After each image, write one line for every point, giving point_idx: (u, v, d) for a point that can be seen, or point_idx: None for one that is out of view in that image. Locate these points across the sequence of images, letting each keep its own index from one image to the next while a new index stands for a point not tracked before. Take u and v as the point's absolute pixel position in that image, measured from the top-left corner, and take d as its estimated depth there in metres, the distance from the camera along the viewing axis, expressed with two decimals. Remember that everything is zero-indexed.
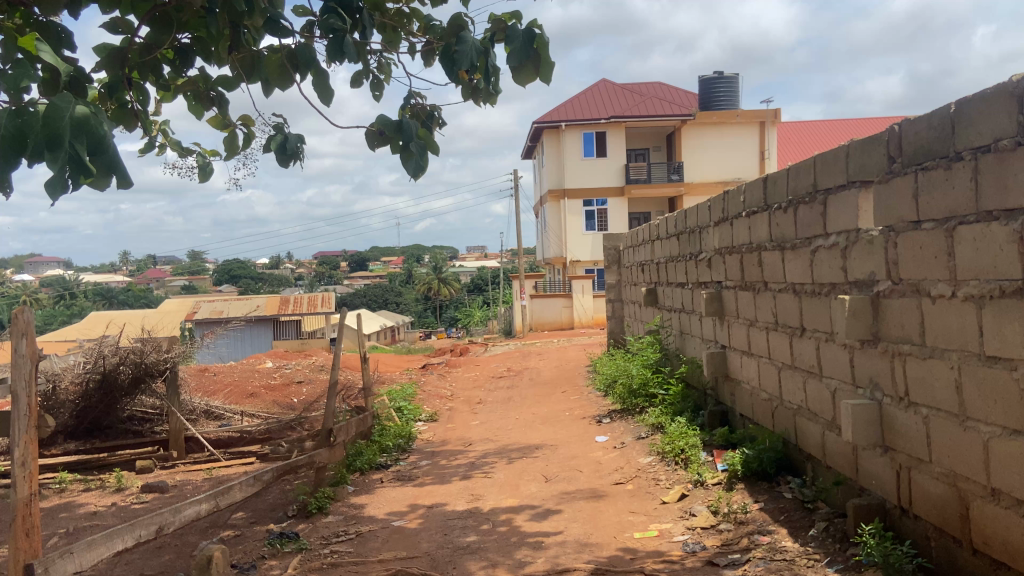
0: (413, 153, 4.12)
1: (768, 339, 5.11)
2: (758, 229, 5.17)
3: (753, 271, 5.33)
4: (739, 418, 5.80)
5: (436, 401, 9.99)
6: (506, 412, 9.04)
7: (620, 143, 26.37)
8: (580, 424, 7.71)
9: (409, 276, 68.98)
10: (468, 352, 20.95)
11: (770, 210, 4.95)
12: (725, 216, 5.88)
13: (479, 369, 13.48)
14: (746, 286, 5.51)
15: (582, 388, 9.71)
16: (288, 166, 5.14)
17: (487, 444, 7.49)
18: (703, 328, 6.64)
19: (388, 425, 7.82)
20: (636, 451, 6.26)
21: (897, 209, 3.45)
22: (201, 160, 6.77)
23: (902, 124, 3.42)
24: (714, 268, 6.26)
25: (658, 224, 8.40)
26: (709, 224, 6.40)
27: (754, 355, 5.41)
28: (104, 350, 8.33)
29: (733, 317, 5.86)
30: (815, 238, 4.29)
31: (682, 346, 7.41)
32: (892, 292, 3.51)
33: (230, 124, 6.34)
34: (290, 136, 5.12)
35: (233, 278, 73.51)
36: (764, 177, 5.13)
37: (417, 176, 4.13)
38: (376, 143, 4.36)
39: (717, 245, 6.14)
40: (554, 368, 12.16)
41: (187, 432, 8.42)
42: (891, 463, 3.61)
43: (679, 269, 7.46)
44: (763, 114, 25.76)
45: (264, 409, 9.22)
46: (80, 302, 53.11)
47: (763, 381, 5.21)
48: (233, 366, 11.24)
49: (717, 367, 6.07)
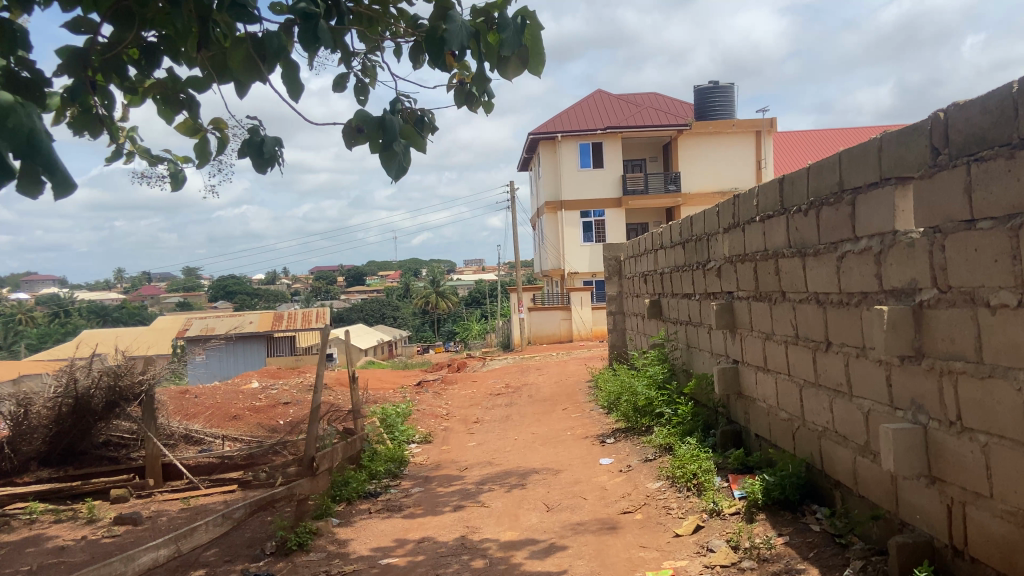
0: (395, 153, 3.72)
1: (786, 354, 4.68)
2: (774, 235, 4.75)
3: (768, 280, 4.92)
4: (754, 439, 5.36)
5: (431, 421, 9.53)
6: (504, 433, 8.58)
7: (616, 154, 26.01)
8: (582, 445, 7.27)
9: (406, 290, 68.58)
10: (466, 367, 20.48)
11: (788, 213, 4.54)
12: (736, 222, 5.47)
13: (476, 386, 13.02)
14: (761, 297, 5.08)
15: (583, 405, 9.27)
16: (266, 172, 4.69)
17: (484, 468, 7.04)
18: (713, 342, 6.21)
19: (379, 448, 7.38)
20: (645, 475, 5.80)
21: (944, 206, 3.04)
22: (173, 167, 6.38)
23: (948, 109, 3.02)
24: (724, 277, 5.84)
25: (661, 232, 7.98)
26: (717, 231, 5.98)
27: (770, 372, 4.99)
28: (77, 373, 7.96)
29: (746, 330, 5.44)
30: (841, 242, 3.88)
31: (689, 361, 6.99)
32: (939, 302, 3.10)
33: (200, 129, 5.99)
34: (267, 139, 4.70)
35: (231, 294, 73.11)
36: (779, 177, 4.72)
37: (398, 177, 3.74)
38: (354, 142, 3.97)
39: (727, 253, 5.73)
40: (554, 383, 11.70)
41: (165, 458, 8.02)
42: (940, 496, 3.20)
43: (685, 279, 7.03)
44: (759, 124, 25.47)
45: (247, 433, 8.79)
46: (73, 321, 52.60)
47: (782, 400, 4.78)
48: (218, 387, 10.80)
49: (729, 384, 5.64)
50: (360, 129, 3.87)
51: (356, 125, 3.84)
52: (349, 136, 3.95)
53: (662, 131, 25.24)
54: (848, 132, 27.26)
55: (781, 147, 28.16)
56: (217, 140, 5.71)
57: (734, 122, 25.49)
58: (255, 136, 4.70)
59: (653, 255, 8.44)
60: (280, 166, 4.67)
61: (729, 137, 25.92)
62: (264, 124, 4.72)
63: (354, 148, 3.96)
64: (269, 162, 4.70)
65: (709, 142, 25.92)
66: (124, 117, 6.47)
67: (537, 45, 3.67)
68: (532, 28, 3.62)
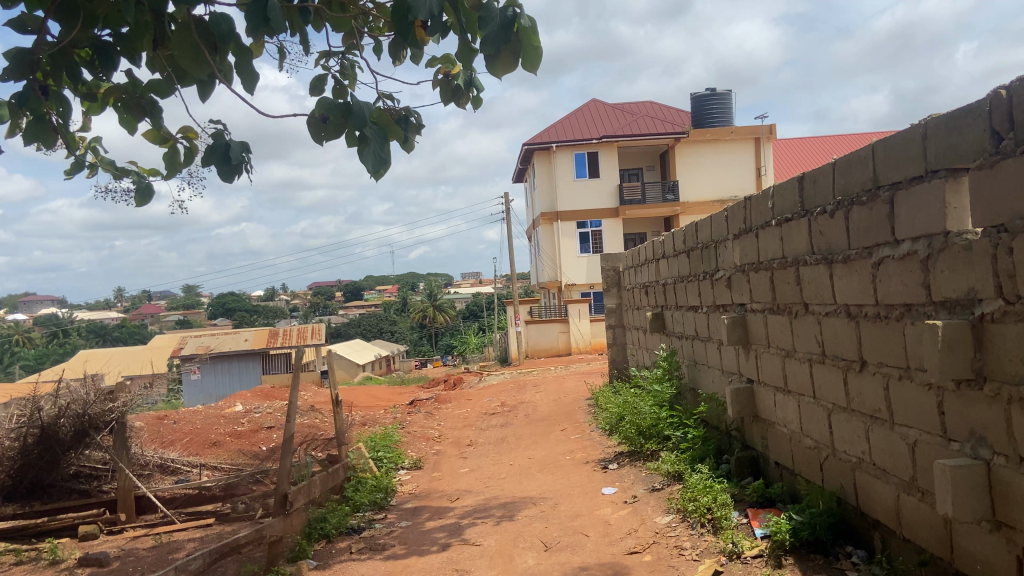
0: (370, 142, 3.25)
1: (811, 373, 4.18)
2: (793, 241, 4.26)
3: (787, 290, 4.42)
4: (773, 468, 4.85)
5: (423, 445, 8.97)
6: (499, 457, 8.05)
7: (613, 163, 25.55)
8: (583, 471, 6.74)
9: (403, 305, 67.97)
10: (464, 383, 19.86)
11: (810, 215, 4.04)
12: (748, 226, 4.97)
13: (471, 405, 12.43)
14: (779, 309, 4.59)
15: (584, 426, 8.73)
16: (233, 179, 4.26)
17: (476, 497, 6.51)
18: (723, 358, 5.71)
19: (365, 477, 6.86)
20: (652, 508, 5.28)
21: (1011, 200, 2.54)
22: (141, 181, 5.57)
23: (1012, 85, 2.52)
24: (735, 288, 5.35)
25: (663, 241, 7.50)
26: (727, 237, 5.48)
27: (792, 393, 4.49)
28: (41, 401, 7.35)
29: (761, 346, 4.94)
30: (877, 246, 3.38)
31: (697, 379, 6.49)
32: (1004, 315, 2.59)
33: (168, 136, 5.23)
34: (231, 143, 4.25)
35: (228, 311, 72.42)
36: (798, 176, 4.23)
37: (376, 170, 3.25)
38: (325, 135, 3.43)
39: (738, 261, 5.23)
40: (552, 401, 11.15)
41: (138, 491, 7.43)
42: (1007, 545, 2.69)
43: (691, 290, 6.53)
44: (757, 131, 25.20)
45: (227, 460, 8.24)
46: (70, 341, 51.98)
47: (807, 425, 4.29)
48: (199, 411, 10.21)
49: (744, 406, 5.14)
50: (324, 117, 3.37)
51: (319, 113, 3.34)
52: (316, 129, 3.43)
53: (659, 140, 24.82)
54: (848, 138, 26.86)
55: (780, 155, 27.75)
56: (184, 149, 4.87)
57: (732, 129, 25.13)
58: (219, 140, 4.26)
59: (655, 265, 7.95)
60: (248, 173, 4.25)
61: (727, 145, 25.54)
62: (227, 127, 4.28)
63: (326, 142, 3.43)
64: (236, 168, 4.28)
65: (707, 150, 25.52)
66: (83, 127, 5.72)
67: (530, 40, 3.16)
68: (524, 21, 3.13)
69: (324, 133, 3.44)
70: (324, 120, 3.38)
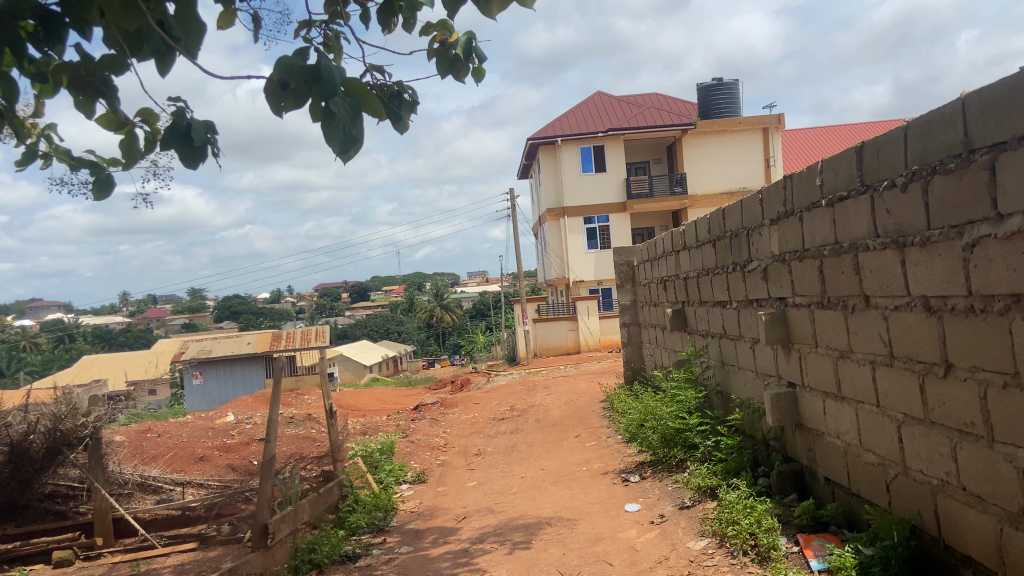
0: (341, 117, 2.64)
1: (875, 377, 3.56)
2: (849, 223, 3.63)
3: (841, 281, 3.79)
4: (824, 485, 4.23)
5: (426, 455, 8.36)
6: (508, 468, 7.44)
7: (620, 156, 24.88)
8: (602, 484, 6.12)
9: (409, 304, 67.40)
10: (470, 384, 19.26)
11: (873, 191, 3.41)
12: (789, 209, 4.35)
13: (478, 410, 11.79)
14: (829, 303, 3.96)
15: (599, 432, 8.12)
16: (197, 164, 3.69)
17: (485, 516, 5.90)
18: (758, 359, 5.09)
19: (360, 495, 6.25)
20: (684, 530, 4.63)
21: None
22: (100, 171, 4.95)
23: None
24: (772, 280, 4.73)
25: (684, 231, 6.87)
26: (761, 224, 4.85)
27: (847, 400, 3.87)
28: (8, 417, 6.77)
29: (806, 346, 4.32)
30: (972, 224, 2.75)
31: (726, 382, 5.88)
32: None
33: (126, 121, 4.63)
34: (193, 123, 3.66)
35: (234, 313, 71.97)
36: (856, 146, 3.60)
37: (344, 151, 2.63)
38: (285, 106, 2.77)
39: (776, 250, 4.61)
40: (564, 404, 10.52)
41: (116, 512, 6.90)
42: None
43: (718, 284, 5.91)
44: (767, 121, 24.45)
45: (214, 477, 7.65)
46: (77, 347, 51.58)
47: (869, 438, 3.67)
48: (188, 423, 9.60)
49: (785, 414, 4.52)
50: (285, 81, 2.72)
51: (280, 77, 2.65)
52: (274, 95, 2.74)
53: (666, 131, 24.18)
54: (860, 126, 26.13)
55: (790, 145, 27.05)
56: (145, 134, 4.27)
57: (741, 119, 24.45)
58: (178, 119, 3.67)
59: (675, 258, 7.31)
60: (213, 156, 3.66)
61: (735, 136, 24.85)
62: (189, 104, 3.70)
63: (287, 113, 2.76)
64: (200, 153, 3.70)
65: (715, 142, 24.86)
66: (35, 112, 5.15)
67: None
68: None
69: (285, 104, 2.77)
70: (286, 86, 2.71)
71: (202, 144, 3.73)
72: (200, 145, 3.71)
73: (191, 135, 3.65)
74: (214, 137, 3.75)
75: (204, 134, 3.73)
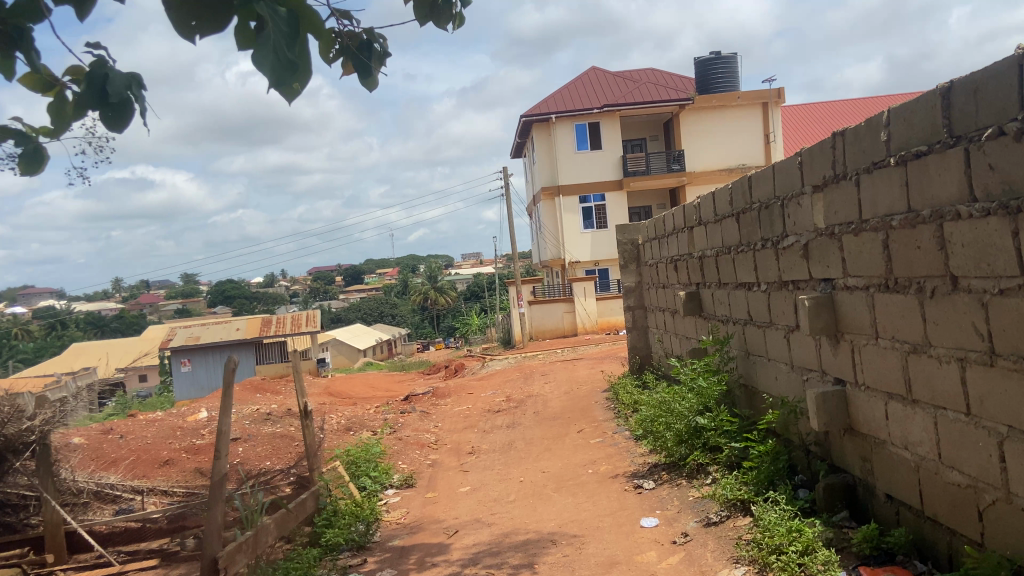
0: (271, 34, 1.97)
1: (965, 377, 2.85)
2: (932, 185, 2.91)
3: (916, 257, 3.06)
4: (886, 504, 3.54)
5: (416, 454, 7.64)
6: (505, 469, 6.73)
7: (616, 134, 24.06)
8: (611, 491, 5.42)
9: (403, 287, 66.56)
10: (464, 370, 18.44)
11: (968, 143, 2.69)
12: (842, 172, 3.61)
13: (471, 401, 11.07)
14: (897, 286, 3.24)
15: (604, 427, 7.41)
16: (119, 126, 2.89)
17: (479, 530, 5.19)
18: (796, 351, 4.38)
19: (338, 505, 5.53)
20: (713, 555, 3.92)
21: None
22: (27, 143, 3.66)
23: None
24: (815, 258, 4.01)
25: (698, 205, 6.14)
26: (800, 192, 4.12)
27: (923, 404, 3.16)
28: None
29: (862, 337, 3.60)
30: None
31: (752, 375, 5.18)
32: None
33: (54, 79, 3.59)
34: (112, 74, 2.86)
35: (226, 298, 70.98)
36: (939, 88, 2.86)
37: (280, 77, 1.94)
38: (197, 25, 2.09)
39: (821, 222, 3.88)
40: (564, 395, 9.79)
41: (69, 526, 6.14)
42: None
43: (742, 264, 5.19)
44: (766, 95, 23.67)
45: (180, 483, 6.92)
46: (68, 336, 50.81)
47: (954, 451, 2.97)
48: (155, 423, 8.82)
49: (834, 417, 3.81)
50: None
51: None
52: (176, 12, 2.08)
53: (663, 107, 23.36)
54: (863, 100, 25.31)
55: (790, 121, 26.26)
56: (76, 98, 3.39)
57: (740, 94, 23.65)
58: (93, 71, 2.86)
59: (687, 236, 6.56)
60: (140, 109, 2.84)
61: (734, 112, 24.06)
62: (106, 54, 2.88)
63: (202, 37, 2.10)
64: (120, 113, 2.92)
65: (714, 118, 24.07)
66: None
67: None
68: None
69: (197, 22, 2.10)
70: None
71: (124, 101, 2.88)
72: (121, 103, 2.88)
73: (106, 88, 2.80)
74: (140, 93, 2.88)
75: (128, 89, 2.88)
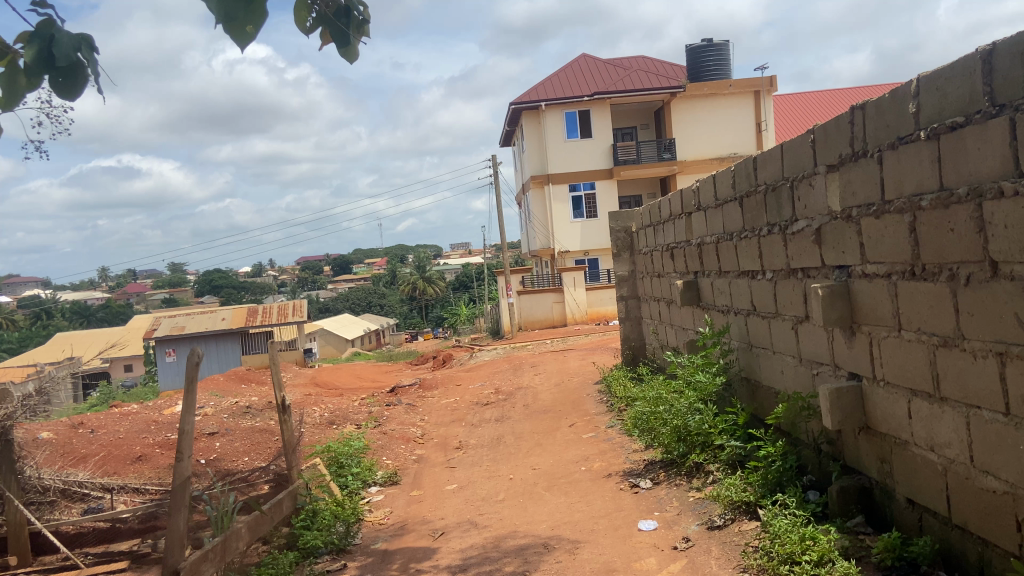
0: None
1: (1005, 373, 2.56)
2: (970, 160, 2.62)
3: (948, 240, 2.77)
4: (908, 509, 3.26)
5: (401, 450, 7.34)
6: (494, 466, 6.45)
7: (606, 122, 23.74)
8: (607, 490, 5.13)
9: (391, 277, 66.08)
10: (451, 361, 18.10)
11: (1014, 111, 2.40)
12: (863, 149, 3.32)
13: (460, 393, 10.76)
14: (925, 273, 2.95)
15: (597, 421, 7.13)
16: (71, 95, 2.58)
17: (467, 532, 4.90)
18: (805, 343, 4.10)
19: (319, 506, 5.22)
20: (718, 563, 3.64)
21: None
22: None
23: None
24: (828, 243, 3.72)
25: (698, 189, 5.84)
26: (813, 172, 3.83)
27: (953, 402, 2.87)
28: None
29: (882, 329, 3.32)
30: None
31: (755, 368, 4.90)
32: None
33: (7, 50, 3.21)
34: (58, 34, 2.53)
35: (213, 288, 70.37)
36: (979, 51, 2.56)
37: None
38: None
39: (836, 204, 3.60)
40: (555, 387, 9.50)
41: (33, 526, 5.82)
42: None
43: (745, 251, 4.90)
44: (757, 83, 23.41)
45: (152, 480, 6.59)
46: (52, 325, 50.18)
47: (989, 454, 2.69)
48: (130, 417, 8.48)
49: (850, 414, 3.53)
50: None
51: None
52: None
53: (654, 95, 23.04)
54: (855, 88, 25.09)
55: (781, 110, 26.00)
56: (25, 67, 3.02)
57: (731, 82, 23.38)
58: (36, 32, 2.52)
59: (685, 223, 6.27)
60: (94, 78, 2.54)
61: (725, 100, 23.79)
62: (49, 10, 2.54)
63: None
64: (71, 81, 2.60)
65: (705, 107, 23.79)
66: None
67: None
68: None
69: None
70: None
71: (75, 66, 2.57)
72: (72, 67, 2.56)
73: (53, 53, 2.46)
74: (92, 56, 2.57)
75: (79, 52, 2.55)
